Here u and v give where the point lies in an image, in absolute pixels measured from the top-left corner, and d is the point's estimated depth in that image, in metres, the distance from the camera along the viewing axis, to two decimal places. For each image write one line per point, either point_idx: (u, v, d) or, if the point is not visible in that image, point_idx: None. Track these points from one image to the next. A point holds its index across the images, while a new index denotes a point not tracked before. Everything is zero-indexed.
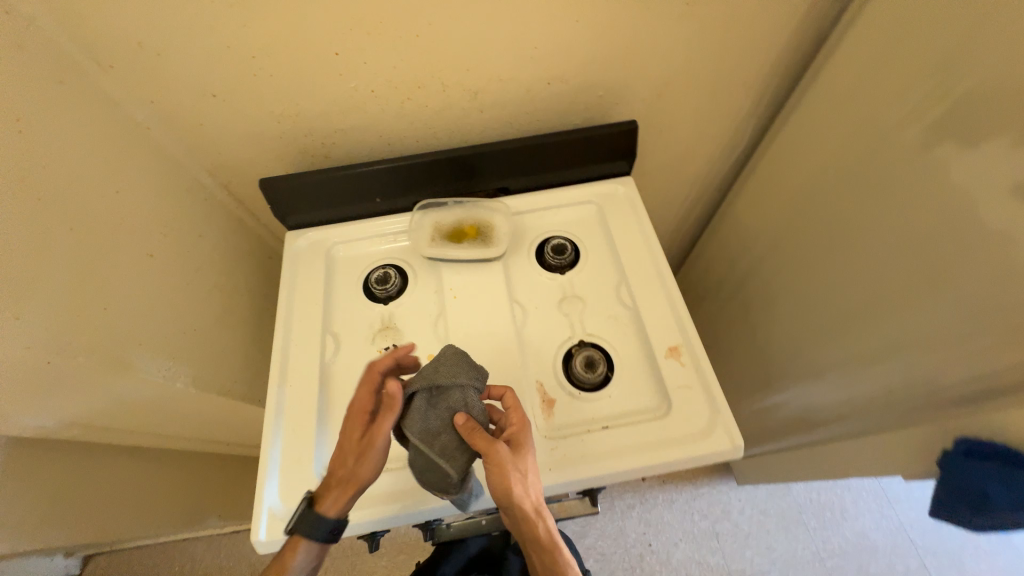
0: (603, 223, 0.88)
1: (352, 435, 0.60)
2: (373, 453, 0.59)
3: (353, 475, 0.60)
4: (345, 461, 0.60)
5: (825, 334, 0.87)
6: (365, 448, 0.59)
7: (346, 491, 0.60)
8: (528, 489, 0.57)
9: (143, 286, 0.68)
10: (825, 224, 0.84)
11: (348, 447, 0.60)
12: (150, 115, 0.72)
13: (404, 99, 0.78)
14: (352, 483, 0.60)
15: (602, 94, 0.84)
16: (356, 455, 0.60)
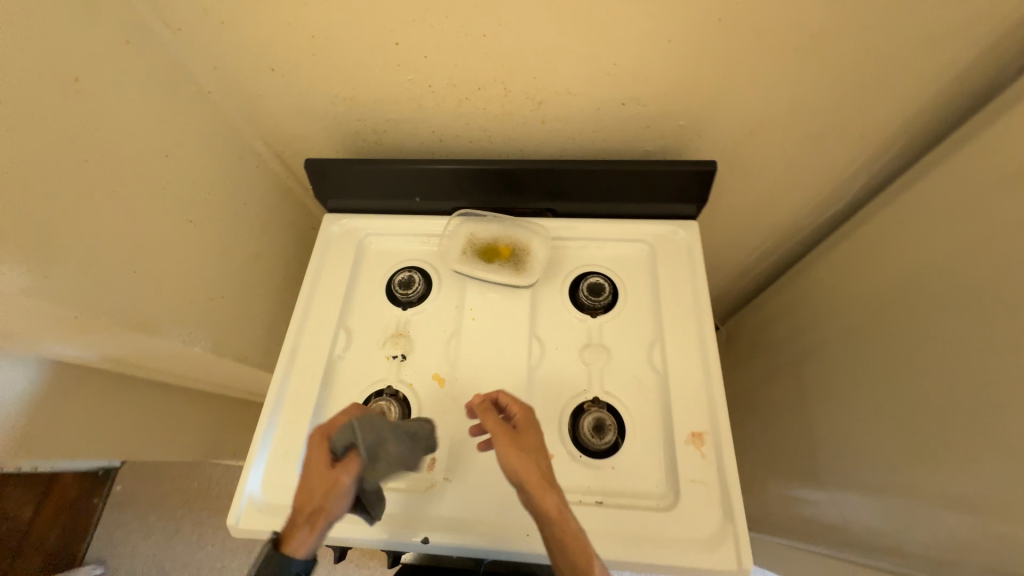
0: (651, 267, 0.79)
1: (309, 484, 0.54)
2: (343, 492, 0.53)
3: (312, 523, 0.53)
4: (304, 509, 0.53)
5: (890, 450, 0.74)
6: (326, 497, 0.53)
7: (305, 538, 0.53)
8: (530, 466, 0.53)
9: (179, 251, 0.70)
10: (925, 325, 0.69)
11: (304, 497, 0.54)
12: (213, 81, 0.72)
13: (462, 98, 0.73)
14: (311, 528, 0.53)
15: (682, 123, 0.73)
16: (313, 501, 0.53)
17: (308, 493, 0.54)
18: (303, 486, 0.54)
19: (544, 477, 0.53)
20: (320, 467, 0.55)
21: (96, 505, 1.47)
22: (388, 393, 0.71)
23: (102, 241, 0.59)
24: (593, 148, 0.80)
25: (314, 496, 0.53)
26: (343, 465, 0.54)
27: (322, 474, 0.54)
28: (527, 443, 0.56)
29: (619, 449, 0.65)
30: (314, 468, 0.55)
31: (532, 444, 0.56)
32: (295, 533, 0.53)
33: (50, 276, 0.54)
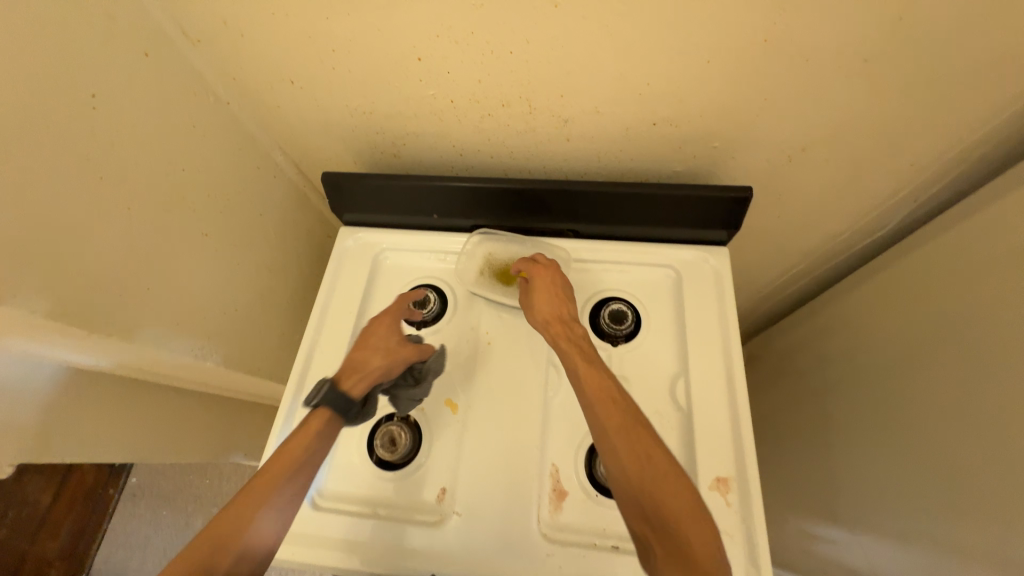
0: (677, 294, 0.75)
1: (376, 344, 0.68)
2: (397, 355, 0.68)
3: (370, 374, 0.65)
4: (369, 355, 0.66)
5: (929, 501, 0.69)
6: (390, 358, 0.67)
7: (363, 382, 0.64)
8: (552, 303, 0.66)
9: (193, 265, 0.69)
10: (974, 371, 0.64)
11: (370, 352, 0.67)
12: (232, 91, 0.71)
13: (485, 114, 0.70)
14: (366, 379, 0.65)
15: (715, 145, 0.69)
16: (377, 358, 0.66)
17: (376, 348, 0.67)
18: (371, 343, 0.67)
19: (560, 320, 0.65)
20: (393, 337, 0.69)
21: (111, 496, 1.48)
22: (398, 418, 0.69)
23: (115, 260, 0.57)
24: (619, 167, 0.76)
25: (385, 349, 0.67)
26: (413, 346, 0.69)
27: (388, 342, 0.68)
28: (546, 284, 0.68)
29: None
30: (381, 336, 0.68)
31: (555, 293, 0.68)
32: (353, 379, 0.64)
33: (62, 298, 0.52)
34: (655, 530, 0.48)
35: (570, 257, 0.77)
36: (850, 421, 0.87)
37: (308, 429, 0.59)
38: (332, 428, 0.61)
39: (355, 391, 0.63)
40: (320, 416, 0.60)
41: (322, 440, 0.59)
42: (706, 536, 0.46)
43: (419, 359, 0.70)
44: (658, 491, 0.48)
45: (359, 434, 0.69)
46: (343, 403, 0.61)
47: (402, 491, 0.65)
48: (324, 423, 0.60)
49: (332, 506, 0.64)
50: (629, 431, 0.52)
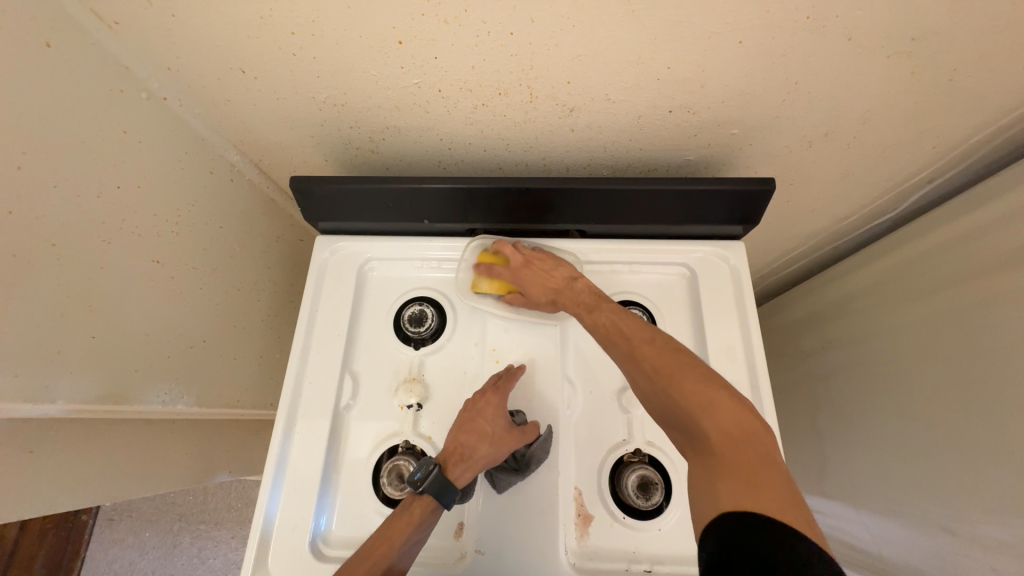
0: (692, 295, 0.71)
1: (486, 424, 0.60)
2: (500, 447, 0.59)
3: (476, 462, 0.58)
4: (477, 440, 0.59)
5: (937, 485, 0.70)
6: (500, 448, 0.59)
7: (469, 469, 0.58)
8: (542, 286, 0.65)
9: (145, 299, 0.59)
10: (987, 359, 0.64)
11: (477, 434, 0.59)
12: (169, 84, 0.58)
13: (478, 104, 0.60)
14: (472, 465, 0.58)
15: (734, 132, 0.63)
16: (486, 444, 0.59)
17: (484, 434, 0.59)
18: (480, 424, 0.60)
19: (560, 291, 0.64)
20: (501, 422, 0.60)
21: (86, 523, 1.36)
22: (403, 449, 0.64)
23: (48, 311, 0.47)
24: (627, 157, 0.69)
25: (494, 436, 0.59)
26: (521, 431, 0.61)
27: (499, 426, 0.60)
28: (535, 267, 0.66)
29: (665, 509, 0.60)
30: (493, 417, 0.60)
31: (548, 271, 0.65)
32: (459, 465, 0.58)
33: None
34: (694, 445, 0.48)
35: (578, 260, 0.71)
36: (846, 406, 0.87)
37: (410, 516, 0.55)
38: (432, 517, 0.56)
39: (459, 480, 0.58)
40: (422, 506, 0.56)
41: (424, 525, 0.56)
42: (748, 439, 0.44)
43: (524, 443, 0.61)
44: (685, 405, 0.48)
45: (365, 467, 0.64)
46: (445, 495, 0.56)
47: None
48: (427, 509, 0.56)
49: (344, 551, 0.60)
50: (654, 360, 0.53)
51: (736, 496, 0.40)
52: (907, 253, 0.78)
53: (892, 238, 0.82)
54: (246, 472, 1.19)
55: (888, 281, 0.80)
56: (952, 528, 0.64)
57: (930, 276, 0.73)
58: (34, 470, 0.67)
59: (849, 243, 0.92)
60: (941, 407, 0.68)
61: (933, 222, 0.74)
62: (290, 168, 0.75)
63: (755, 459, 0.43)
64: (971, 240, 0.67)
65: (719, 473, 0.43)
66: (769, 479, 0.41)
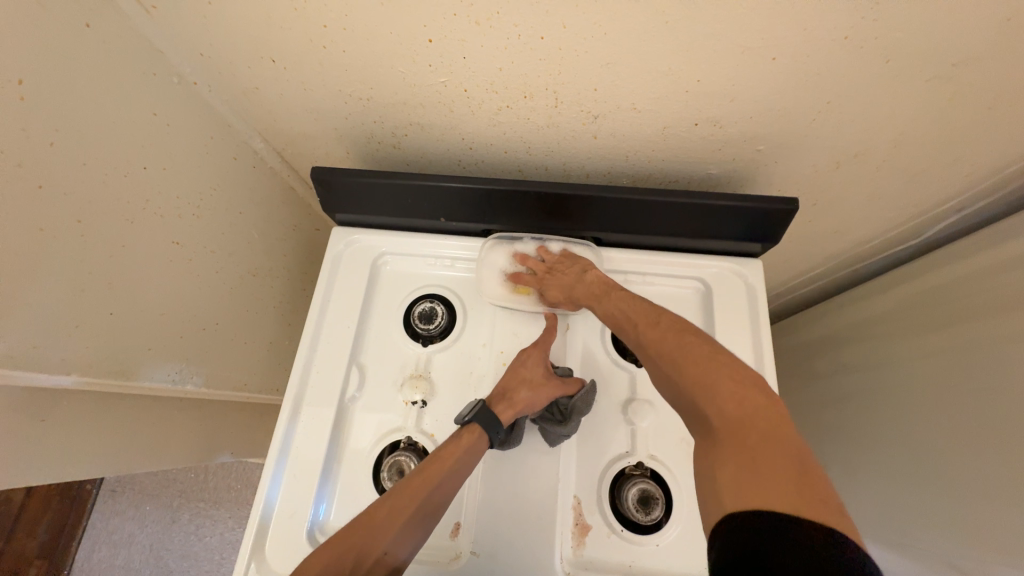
0: (705, 310, 0.70)
1: (528, 370, 0.63)
2: (540, 388, 0.61)
3: (521, 401, 0.60)
4: (517, 383, 0.62)
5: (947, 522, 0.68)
6: (542, 389, 0.61)
7: (514, 407, 0.60)
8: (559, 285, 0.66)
9: (163, 278, 0.59)
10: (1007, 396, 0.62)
11: (518, 378, 0.62)
12: (200, 69, 0.59)
13: (502, 106, 0.60)
14: (517, 403, 0.60)
15: (759, 149, 0.62)
16: (528, 385, 0.62)
17: (524, 380, 0.62)
18: (521, 369, 0.63)
19: (574, 288, 0.65)
20: (540, 369, 0.63)
21: (89, 492, 1.38)
22: (405, 445, 0.64)
23: (68, 285, 0.48)
24: (648, 167, 0.69)
25: (533, 380, 0.62)
26: (561, 380, 0.63)
27: (540, 371, 0.63)
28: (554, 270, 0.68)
29: (664, 525, 0.59)
30: (533, 363, 0.64)
31: (565, 274, 0.67)
32: (504, 403, 0.60)
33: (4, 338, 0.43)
34: (701, 431, 0.48)
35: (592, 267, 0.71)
36: (856, 434, 0.85)
37: (447, 455, 0.57)
38: (474, 455, 0.58)
39: (504, 416, 0.60)
40: (470, 437, 0.58)
41: (464, 464, 0.57)
42: (752, 422, 0.44)
43: (565, 394, 0.63)
44: (687, 392, 0.49)
45: (366, 459, 0.64)
46: (491, 426, 0.59)
47: None
48: (470, 446, 0.58)
49: None
50: (660, 345, 0.54)
51: (737, 491, 0.40)
52: (929, 282, 0.76)
53: (915, 265, 0.80)
54: (248, 454, 1.20)
55: (908, 309, 0.78)
56: (959, 567, 0.63)
57: (951, 307, 0.71)
58: (44, 438, 0.68)
59: (868, 268, 0.90)
60: (952, 443, 0.66)
61: (958, 252, 0.72)
62: (312, 157, 0.76)
63: (759, 444, 0.42)
64: (997, 273, 0.65)
65: (723, 465, 0.43)
66: (772, 463, 0.40)
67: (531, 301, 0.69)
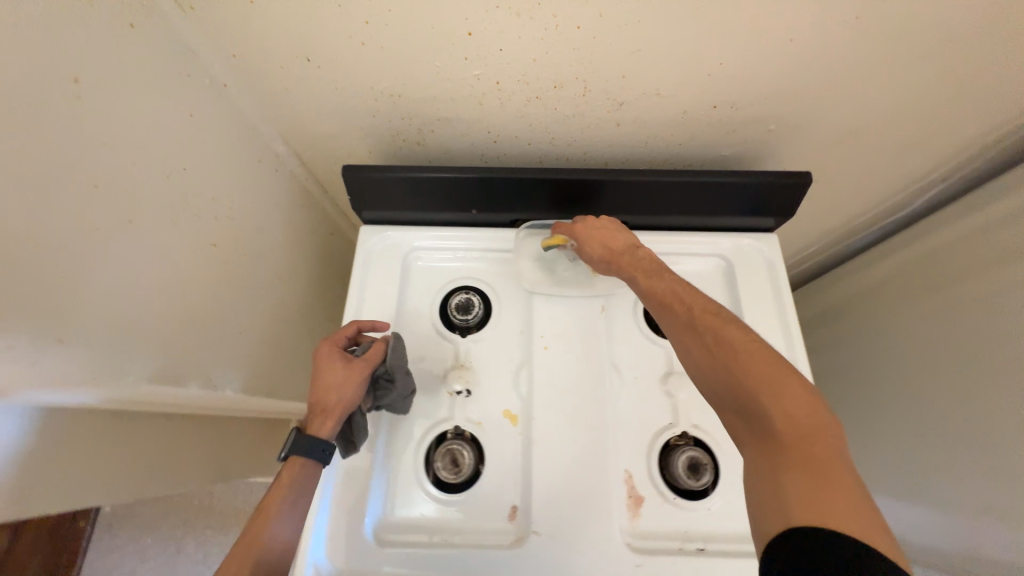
0: (728, 284, 0.73)
1: (325, 375, 0.58)
2: (345, 381, 0.58)
3: (335, 409, 0.57)
4: (326, 389, 0.58)
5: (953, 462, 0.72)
6: (342, 383, 0.58)
7: (338, 415, 0.57)
8: (600, 242, 0.63)
9: (204, 278, 0.58)
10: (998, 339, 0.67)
11: (323, 390, 0.58)
12: (231, 70, 0.59)
13: (532, 97, 0.63)
14: (337, 412, 0.57)
15: (769, 129, 0.67)
16: (334, 390, 0.58)
17: (329, 380, 0.58)
18: (320, 379, 0.58)
19: (617, 253, 0.61)
20: (336, 363, 0.59)
21: (83, 529, 1.30)
22: (453, 435, 0.64)
23: (122, 286, 0.47)
24: (664, 153, 0.73)
25: (341, 377, 0.58)
26: (360, 360, 0.60)
27: (339, 369, 0.59)
28: (594, 227, 0.64)
29: (714, 490, 0.61)
30: (326, 364, 0.59)
31: (607, 229, 0.63)
32: (325, 416, 0.57)
33: (67, 340, 0.43)
34: (750, 427, 0.44)
35: None
36: (860, 397, 0.90)
37: (292, 469, 0.55)
38: (314, 469, 0.56)
39: (333, 429, 0.57)
40: (296, 464, 0.55)
41: (310, 470, 0.56)
42: (814, 434, 0.41)
43: (376, 366, 0.61)
44: (748, 384, 0.44)
45: (413, 453, 0.63)
46: (325, 446, 0.56)
47: (472, 514, 0.60)
48: (303, 465, 0.55)
49: (396, 539, 0.59)
50: (718, 330, 0.49)
51: (807, 515, 0.37)
52: (914, 251, 0.82)
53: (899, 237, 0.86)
54: (257, 472, 1.16)
55: (897, 278, 0.85)
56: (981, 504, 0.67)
57: (937, 272, 0.77)
58: (65, 460, 0.65)
59: (854, 245, 0.98)
60: (950, 392, 0.72)
61: (937, 222, 0.79)
62: (332, 159, 0.76)
63: (827, 457, 0.40)
64: (974, 237, 0.71)
65: (784, 471, 0.40)
66: (840, 486, 0.38)
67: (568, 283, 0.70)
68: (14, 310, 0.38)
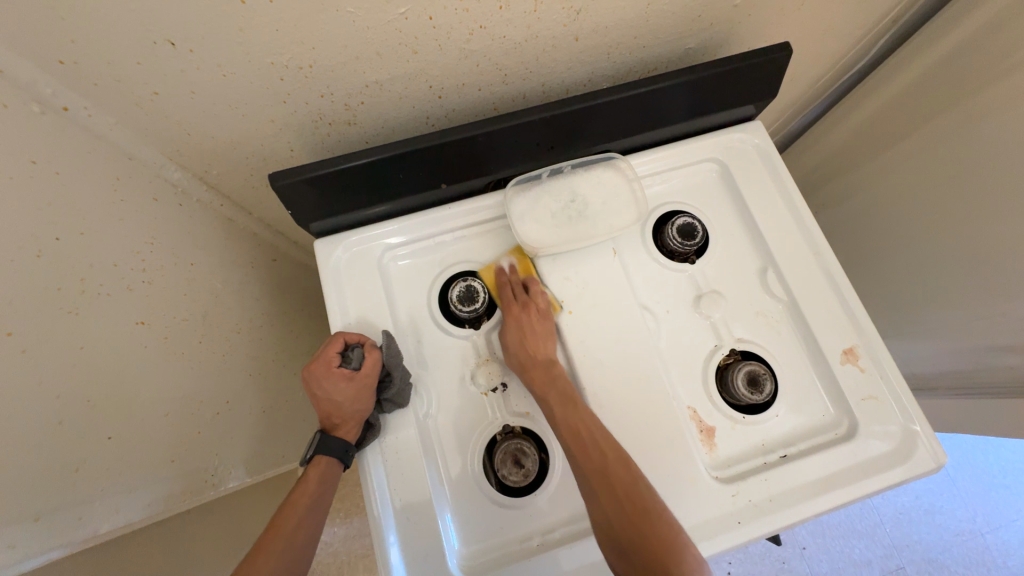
0: (727, 186, 0.69)
1: (332, 393, 0.55)
2: (348, 397, 0.55)
3: (350, 420, 0.55)
4: (332, 403, 0.55)
5: (950, 295, 0.76)
6: (354, 401, 0.54)
7: (356, 425, 0.55)
8: (524, 327, 0.58)
9: (141, 366, 0.46)
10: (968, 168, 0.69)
11: (334, 405, 0.55)
12: (66, 87, 0.43)
13: (474, 28, 0.51)
14: (354, 422, 0.55)
15: (737, 5, 0.60)
16: (346, 405, 0.55)
17: (333, 396, 0.55)
18: (328, 395, 0.55)
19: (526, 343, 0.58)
20: (339, 378, 0.55)
21: None
22: (504, 436, 0.58)
23: (37, 423, 0.36)
24: (629, 60, 0.64)
25: (344, 393, 0.55)
26: (358, 374, 0.54)
27: (346, 384, 0.55)
28: (528, 319, 0.58)
29: (777, 395, 0.60)
30: (329, 380, 0.55)
31: (536, 330, 0.58)
32: (342, 425, 0.55)
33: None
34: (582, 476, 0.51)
35: (628, 173, 0.64)
36: (851, 259, 0.92)
37: (310, 479, 0.54)
38: (332, 479, 0.55)
39: (352, 435, 0.55)
40: (318, 468, 0.54)
41: (327, 483, 0.55)
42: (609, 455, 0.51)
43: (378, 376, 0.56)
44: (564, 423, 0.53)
45: (470, 468, 0.56)
46: (349, 453, 0.55)
47: (553, 507, 0.55)
48: (323, 474, 0.54)
49: (487, 562, 0.54)
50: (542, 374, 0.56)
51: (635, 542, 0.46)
52: (868, 113, 0.79)
53: (845, 104, 0.83)
54: None
55: (857, 142, 0.82)
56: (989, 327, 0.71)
57: (896, 128, 0.75)
58: None
59: (794, 128, 0.95)
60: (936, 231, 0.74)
61: (883, 76, 0.75)
62: (245, 172, 0.61)
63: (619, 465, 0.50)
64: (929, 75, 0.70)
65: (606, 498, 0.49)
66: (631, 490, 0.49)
67: (579, 233, 0.62)
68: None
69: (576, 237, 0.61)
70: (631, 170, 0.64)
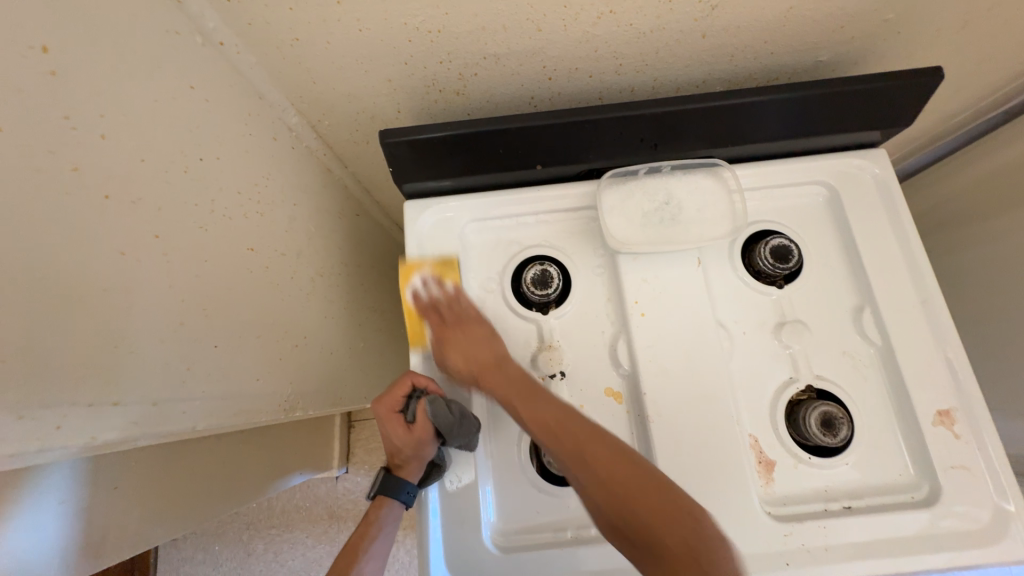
0: (833, 213, 0.64)
1: (392, 435, 0.57)
2: (408, 440, 0.56)
3: (412, 462, 0.57)
4: (394, 444, 0.57)
5: None
6: (412, 446, 0.56)
7: (416, 466, 0.57)
8: (480, 346, 0.56)
9: (244, 288, 0.50)
10: None
11: (395, 447, 0.58)
12: (225, 24, 0.47)
13: (604, 12, 0.50)
14: (415, 465, 0.57)
15: (888, 19, 0.55)
16: (404, 448, 0.57)
17: (393, 437, 0.57)
18: (388, 437, 0.58)
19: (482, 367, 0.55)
20: (399, 423, 0.57)
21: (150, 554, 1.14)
22: None
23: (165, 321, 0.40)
24: (753, 65, 0.61)
25: (404, 437, 0.56)
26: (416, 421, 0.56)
27: (404, 431, 0.56)
28: (464, 332, 0.57)
29: (852, 442, 0.56)
30: (389, 423, 0.57)
31: (474, 344, 0.56)
32: (404, 467, 0.57)
33: (122, 400, 0.37)
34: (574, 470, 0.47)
35: (729, 185, 0.62)
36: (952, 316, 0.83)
37: (376, 514, 0.60)
38: (395, 518, 0.61)
39: (413, 475, 0.57)
40: (384, 506, 0.60)
41: (389, 518, 0.60)
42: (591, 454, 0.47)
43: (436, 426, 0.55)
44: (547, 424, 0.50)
45: (517, 448, 0.57)
46: (410, 491, 0.58)
47: None
48: (387, 512, 0.60)
49: (520, 541, 0.54)
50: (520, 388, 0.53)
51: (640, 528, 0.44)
52: (1004, 158, 0.70)
53: (981, 145, 0.74)
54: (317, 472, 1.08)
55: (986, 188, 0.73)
56: None
57: None
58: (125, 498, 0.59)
59: (910, 166, 0.87)
60: None
61: None
62: (351, 126, 0.63)
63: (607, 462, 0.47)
64: None
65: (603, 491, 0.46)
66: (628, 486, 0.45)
67: (668, 239, 0.60)
68: (53, 383, 0.32)
69: (664, 242, 0.60)
70: (734, 180, 0.61)
